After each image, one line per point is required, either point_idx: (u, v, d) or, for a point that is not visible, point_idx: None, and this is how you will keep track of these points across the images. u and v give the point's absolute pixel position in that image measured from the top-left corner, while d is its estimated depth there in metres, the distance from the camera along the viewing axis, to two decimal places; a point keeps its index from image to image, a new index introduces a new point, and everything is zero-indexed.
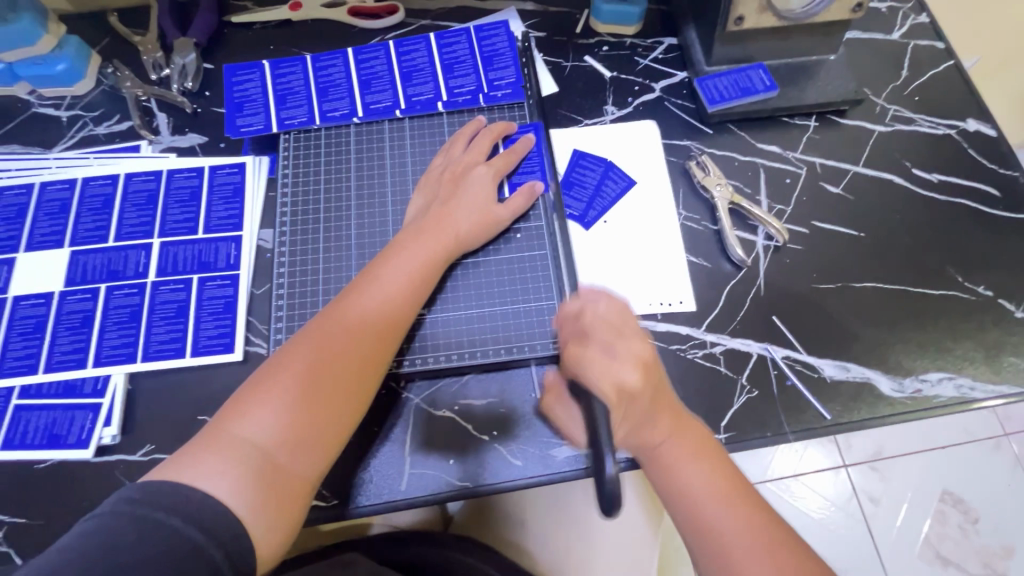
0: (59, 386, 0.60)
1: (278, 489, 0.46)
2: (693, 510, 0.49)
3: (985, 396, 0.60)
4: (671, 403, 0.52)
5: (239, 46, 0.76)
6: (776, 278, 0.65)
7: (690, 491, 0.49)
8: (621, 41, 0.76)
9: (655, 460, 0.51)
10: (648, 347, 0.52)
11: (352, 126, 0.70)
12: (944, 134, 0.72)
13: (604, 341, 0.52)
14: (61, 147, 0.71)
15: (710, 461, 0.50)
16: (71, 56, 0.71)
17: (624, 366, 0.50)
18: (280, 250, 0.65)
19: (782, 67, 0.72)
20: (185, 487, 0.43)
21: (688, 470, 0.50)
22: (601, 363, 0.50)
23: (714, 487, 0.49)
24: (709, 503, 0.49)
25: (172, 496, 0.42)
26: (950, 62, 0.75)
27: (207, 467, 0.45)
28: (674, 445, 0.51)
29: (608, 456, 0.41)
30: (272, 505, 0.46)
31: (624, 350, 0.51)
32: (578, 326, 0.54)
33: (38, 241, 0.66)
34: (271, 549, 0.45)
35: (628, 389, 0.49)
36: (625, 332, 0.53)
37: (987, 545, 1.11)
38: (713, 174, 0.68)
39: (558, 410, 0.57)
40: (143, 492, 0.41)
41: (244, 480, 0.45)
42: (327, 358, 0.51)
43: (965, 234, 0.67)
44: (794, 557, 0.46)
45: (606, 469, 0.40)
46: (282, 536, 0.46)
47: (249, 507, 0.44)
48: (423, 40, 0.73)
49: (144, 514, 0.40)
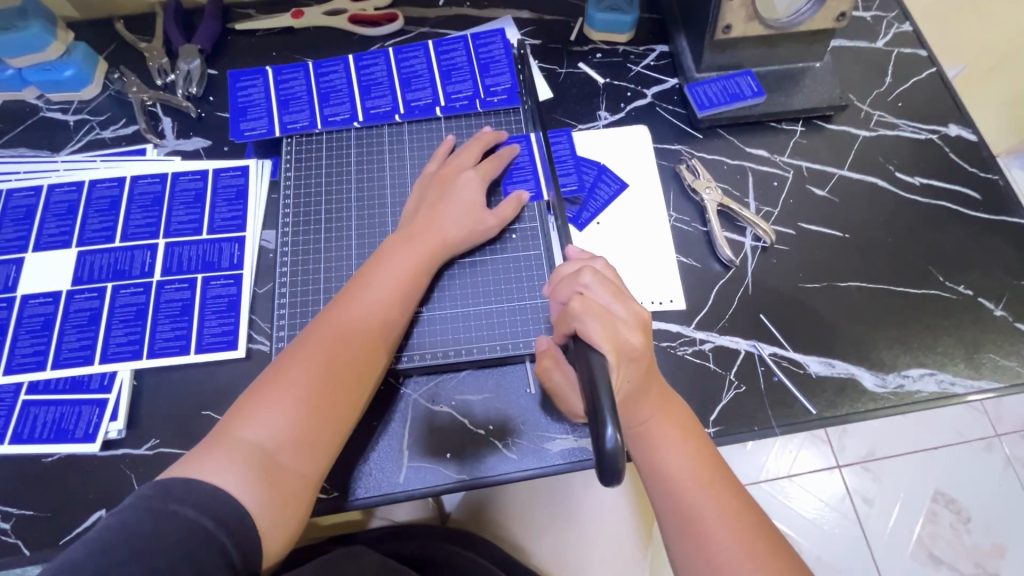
0: (67, 382, 0.62)
1: (282, 487, 0.48)
2: (672, 487, 0.50)
3: (966, 391, 0.62)
4: (660, 385, 0.54)
5: (242, 53, 0.78)
6: (763, 277, 0.67)
7: (671, 469, 0.51)
8: (614, 49, 0.78)
9: (640, 439, 0.53)
10: (645, 314, 0.52)
11: (352, 130, 0.72)
12: (926, 139, 0.74)
13: (603, 301, 0.51)
14: (69, 150, 0.73)
15: (691, 445, 0.52)
16: (79, 62, 0.73)
17: (627, 328, 0.50)
18: (282, 250, 0.66)
19: (769, 74, 0.74)
20: (196, 482, 0.45)
21: (671, 450, 0.52)
22: (605, 321, 0.49)
23: (694, 468, 0.51)
24: (688, 482, 0.50)
25: (184, 489, 0.44)
26: (933, 69, 0.78)
27: (217, 468, 0.46)
28: (659, 425, 0.53)
29: (610, 424, 0.40)
30: (278, 502, 0.47)
31: (622, 315, 0.51)
32: (575, 286, 0.53)
33: (47, 242, 0.68)
34: (277, 544, 0.47)
35: (629, 344, 0.49)
36: (624, 295, 0.52)
37: (979, 544, 1.12)
38: (702, 177, 0.70)
39: (557, 377, 0.55)
40: (157, 489, 0.44)
41: (250, 478, 0.47)
42: (323, 362, 0.52)
43: (947, 235, 0.69)
44: (764, 542, 0.48)
45: (608, 436, 0.39)
46: (287, 531, 0.48)
47: (255, 503, 0.46)
48: (421, 47, 0.75)
49: (157, 506, 0.42)
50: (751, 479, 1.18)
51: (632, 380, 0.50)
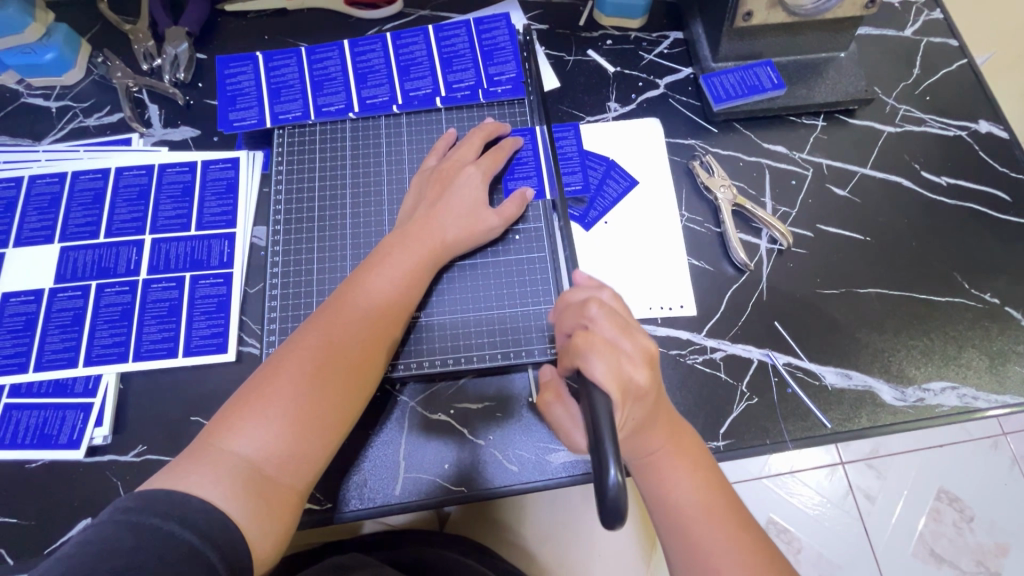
0: (50, 385, 0.59)
1: (271, 498, 0.45)
2: (680, 522, 0.48)
3: (989, 406, 0.59)
4: (668, 413, 0.51)
5: (233, 37, 0.74)
6: (779, 282, 0.63)
7: (679, 502, 0.49)
8: (626, 35, 0.74)
9: (647, 469, 0.50)
10: (652, 348, 0.50)
11: (347, 121, 0.68)
12: (954, 135, 0.70)
13: (608, 336, 0.49)
14: (51, 139, 0.70)
15: (699, 475, 0.50)
16: (60, 45, 0.69)
17: (633, 364, 0.47)
18: (273, 248, 0.63)
19: (791, 63, 0.70)
20: (180, 494, 0.42)
21: (678, 483, 0.49)
22: (610, 355, 0.46)
23: (703, 501, 0.49)
24: (696, 515, 0.48)
25: (168, 503, 0.41)
26: (963, 60, 0.73)
27: (200, 480, 0.43)
28: (668, 454, 0.50)
29: (612, 464, 0.37)
30: (266, 514, 0.44)
31: (628, 350, 0.48)
32: (581, 317, 0.50)
33: (28, 236, 0.65)
34: (264, 558, 0.44)
35: (635, 383, 0.46)
36: (630, 329, 0.50)
37: (982, 543, 1.06)
38: (717, 174, 0.67)
39: (558, 411, 0.52)
40: (140, 500, 0.40)
41: (238, 490, 0.44)
42: (316, 369, 0.49)
43: (974, 238, 0.66)
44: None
45: (610, 475, 0.37)
46: (275, 545, 0.45)
47: (243, 517, 0.43)
48: (421, 32, 0.71)
49: (141, 521, 0.39)
50: (751, 475, 1.13)
51: (637, 417, 0.47)
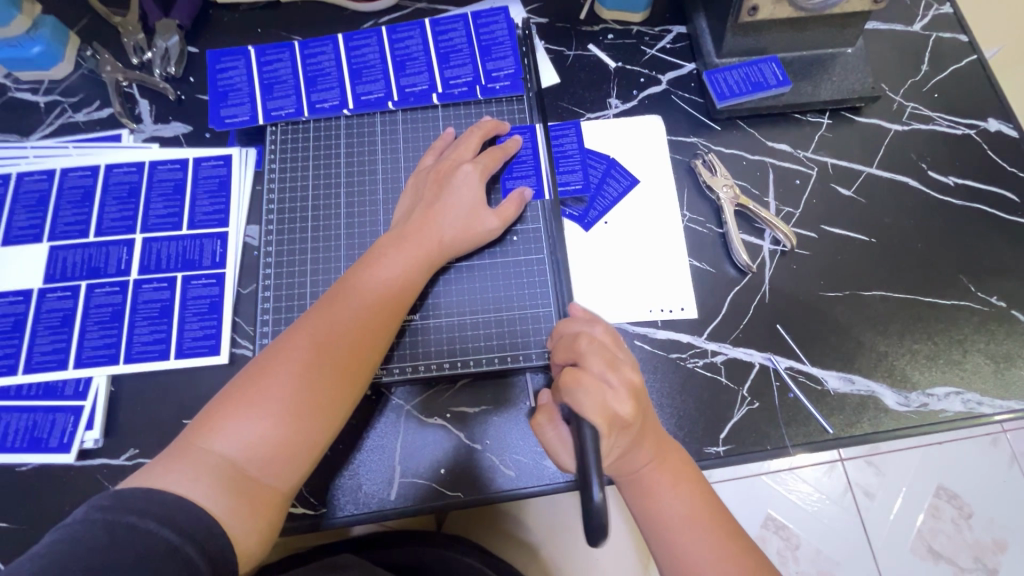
0: (40, 387, 0.58)
1: (253, 497, 0.44)
2: (667, 536, 0.48)
3: (993, 411, 0.59)
4: (655, 430, 0.51)
5: (225, 30, 0.72)
6: (782, 283, 0.62)
7: (665, 517, 0.49)
8: (627, 29, 0.72)
9: (635, 485, 0.51)
10: (638, 381, 0.50)
11: (341, 118, 0.67)
12: (963, 134, 0.68)
13: (596, 373, 0.49)
14: (40, 135, 0.68)
15: (684, 489, 0.50)
16: (47, 38, 0.67)
17: (617, 398, 0.48)
18: (267, 249, 0.62)
19: (796, 59, 0.68)
20: (157, 493, 0.40)
21: (665, 499, 0.49)
22: (594, 391, 0.47)
23: (691, 513, 0.49)
24: (682, 529, 0.48)
25: (145, 500, 0.39)
26: (973, 56, 0.72)
27: (180, 479, 0.42)
28: (653, 471, 0.50)
29: (596, 484, 0.41)
30: (248, 512, 0.43)
31: (614, 384, 0.49)
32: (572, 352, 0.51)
33: (16, 235, 0.63)
34: (245, 557, 0.43)
35: (620, 418, 0.47)
36: (617, 363, 0.50)
37: (980, 540, 1.05)
38: (720, 174, 0.65)
39: (550, 432, 0.53)
40: (115, 499, 0.39)
41: (218, 488, 0.43)
42: (304, 370, 0.48)
43: (981, 239, 0.64)
44: None
45: (594, 493, 0.41)
46: (258, 544, 0.44)
47: (224, 515, 0.42)
48: (417, 26, 0.69)
49: (115, 520, 0.38)
50: (751, 472, 1.12)
51: (623, 446, 0.48)
